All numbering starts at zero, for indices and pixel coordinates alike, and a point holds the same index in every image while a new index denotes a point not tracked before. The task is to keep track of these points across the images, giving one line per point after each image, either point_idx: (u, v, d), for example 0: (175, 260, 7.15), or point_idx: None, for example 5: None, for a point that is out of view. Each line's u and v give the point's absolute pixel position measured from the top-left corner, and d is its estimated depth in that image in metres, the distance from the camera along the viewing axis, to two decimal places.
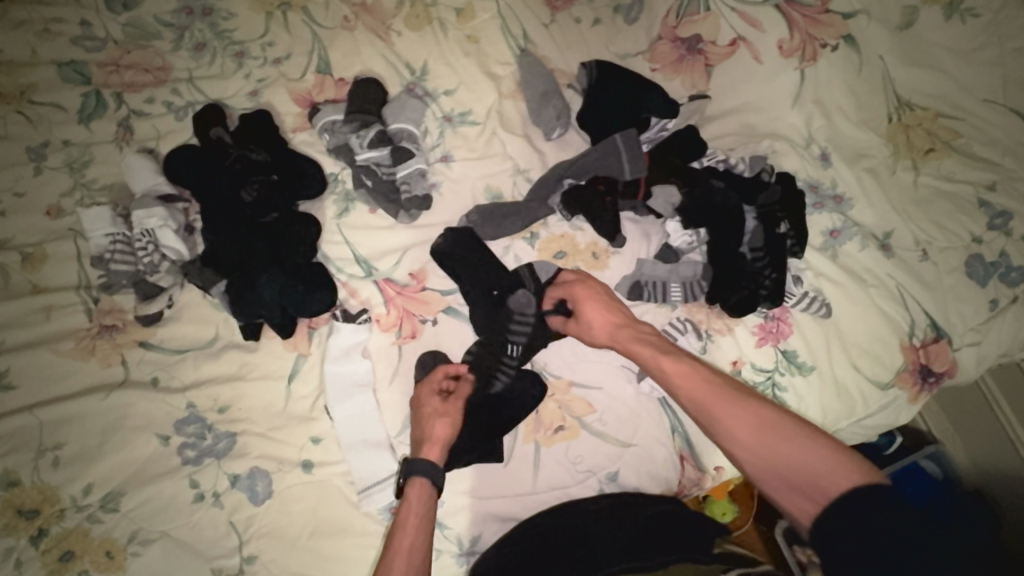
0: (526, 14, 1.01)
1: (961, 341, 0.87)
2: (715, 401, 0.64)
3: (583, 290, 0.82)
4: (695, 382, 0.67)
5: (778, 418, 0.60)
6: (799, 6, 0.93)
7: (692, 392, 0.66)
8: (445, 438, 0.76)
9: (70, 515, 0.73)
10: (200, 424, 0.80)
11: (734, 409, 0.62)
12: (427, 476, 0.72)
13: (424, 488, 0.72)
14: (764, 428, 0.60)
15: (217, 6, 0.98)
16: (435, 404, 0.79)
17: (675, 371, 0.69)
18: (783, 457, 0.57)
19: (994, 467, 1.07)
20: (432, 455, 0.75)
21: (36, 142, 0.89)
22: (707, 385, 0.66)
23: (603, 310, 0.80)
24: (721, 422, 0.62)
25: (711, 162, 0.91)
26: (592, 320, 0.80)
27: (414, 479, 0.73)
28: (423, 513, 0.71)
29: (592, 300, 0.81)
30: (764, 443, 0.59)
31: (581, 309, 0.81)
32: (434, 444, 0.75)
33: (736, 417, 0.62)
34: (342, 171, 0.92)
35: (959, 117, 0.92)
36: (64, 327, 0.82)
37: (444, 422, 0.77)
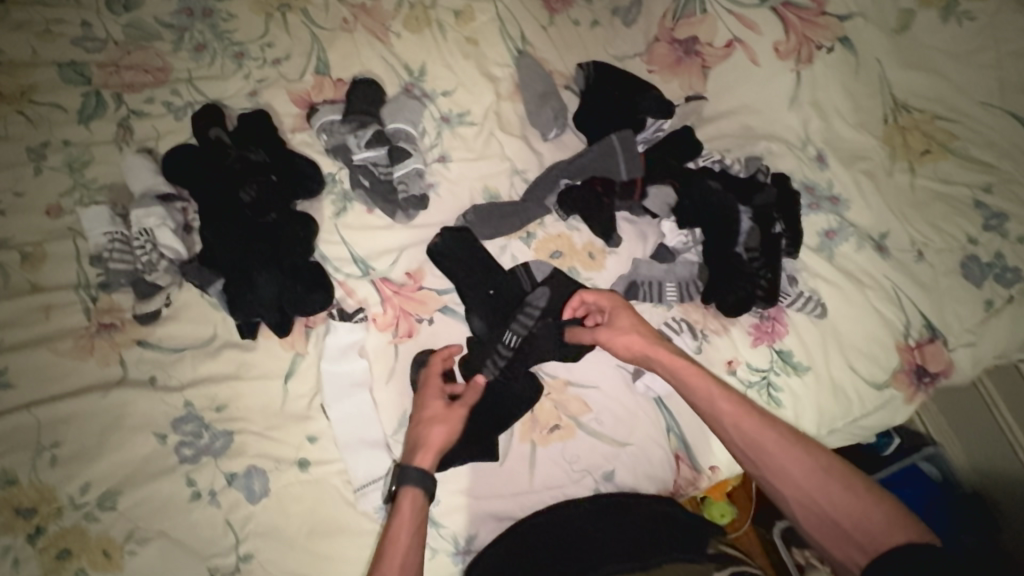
0: (523, 15, 1.01)
1: (958, 342, 0.87)
2: (773, 444, 0.69)
3: (616, 301, 0.83)
4: (752, 421, 0.71)
5: (832, 465, 0.67)
6: (795, 9, 0.94)
7: (751, 432, 0.70)
8: (440, 445, 0.76)
9: (68, 513, 0.73)
10: (197, 423, 0.80)
11: (795, 454, 0.68)
12: (419, 486, 0.72)
13: (416, 497, 0.72)
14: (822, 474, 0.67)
15: (217, 8, 0.99)
16: (435, 409, 0.78)
17: (731, 412, 0.72)
18: (841, 504, 0.65)
19: (993, 468, 1.07)
20: (424, 462, 0.74)
21: (37, 142, 0.89)
22: (764, 427, 0.70)
23: (638, 320, 0.81)
24: (782, 464, 0.68)
25: (707, 162, 0.92)
26: (627, 328, 0.80)
27: (406, 488, 0.72)
28: (415, 521, 0.70)
29: (628, 311, 0.82)
30: (823, 489, 0.66)
31: (616, 317, 0.81)
32: (428, 451, 0.75)
33: (795, 461, 0.68)
34: (340, 171, 0.92)
35: (956, 119, 0.92)
36: (63, 326, 0.82)
37: (441, 430, 0.76)
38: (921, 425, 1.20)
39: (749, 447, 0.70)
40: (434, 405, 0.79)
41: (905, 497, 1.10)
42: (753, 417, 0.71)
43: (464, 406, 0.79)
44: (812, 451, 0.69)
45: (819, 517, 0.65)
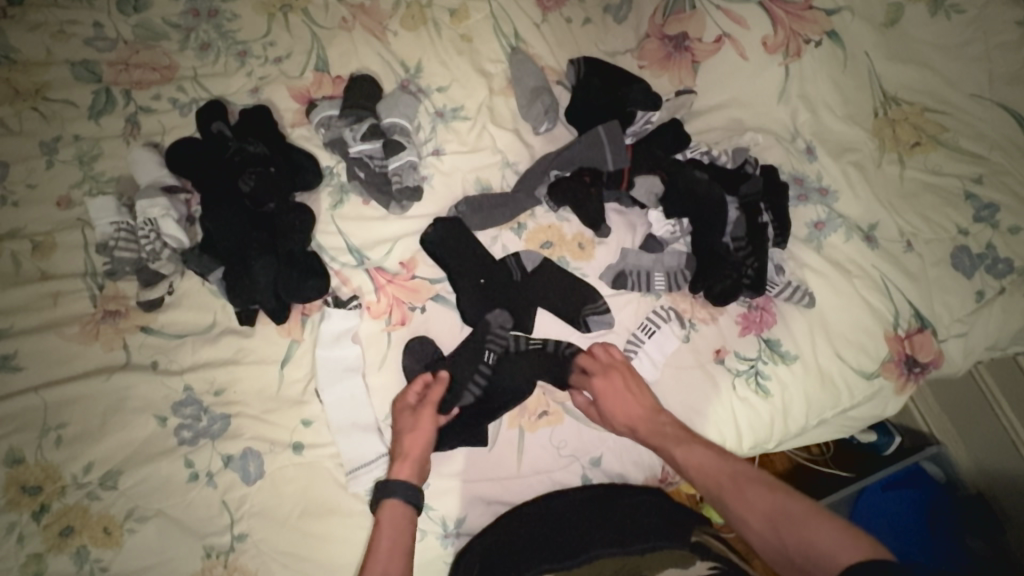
0: (517, 13, 1.04)
1: (947, 332, 0.87)
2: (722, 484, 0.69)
3: (607, 387, 0.81)
4: (702, 462, 0.73)
5: (783, 496, 0.64)
6: (784, 4, 0.95)
7: (699, 471, 0.72)
8: (418, 452, 0.77)
9: (71, 491, 0.76)
10: (196, 406, 0.82)
11: (745, 495, 0.67)
12: (397, 498, 0.73)
13: (395, 508, 0.74)
14: (774, 509, 0.64)
15: (222, 8, 1.02)
16: (406, 419, 0.80)
17: (686, 458, 0.74)
18: (790, 539, 0.61)
19: (999, 468, 1.06)
20: (404, 472, 0.76)
21: (49, 138, 0.93)
22: (712, 466, 0.72)
23: (626, 416, 0.80)
24: (732, 502, 0.68)
25: (695, 154, 0.94)
26: (616, 420, 0.81)
27: (386, 501, 0.74)
28: (397, 533, 0.72)
29: (618, 400, 0.80)
30: (774, 526, 0.63)
31: (604, 405, 0.81)
32: (406, 463, 0.76)
33: (745, 497, 0.67)
34: (337, 165, 0.96)
35: (945, 112, 0.93)
36: (70, 312, 0.85)
37: (415, 437, 0.78)
38: (923, 424, 1.18)
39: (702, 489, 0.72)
40: (405, 417, 0.81)
41: (908, 497, 1.09)
42: (704, 458, 0.73)
43: (433, 405, 0.81)
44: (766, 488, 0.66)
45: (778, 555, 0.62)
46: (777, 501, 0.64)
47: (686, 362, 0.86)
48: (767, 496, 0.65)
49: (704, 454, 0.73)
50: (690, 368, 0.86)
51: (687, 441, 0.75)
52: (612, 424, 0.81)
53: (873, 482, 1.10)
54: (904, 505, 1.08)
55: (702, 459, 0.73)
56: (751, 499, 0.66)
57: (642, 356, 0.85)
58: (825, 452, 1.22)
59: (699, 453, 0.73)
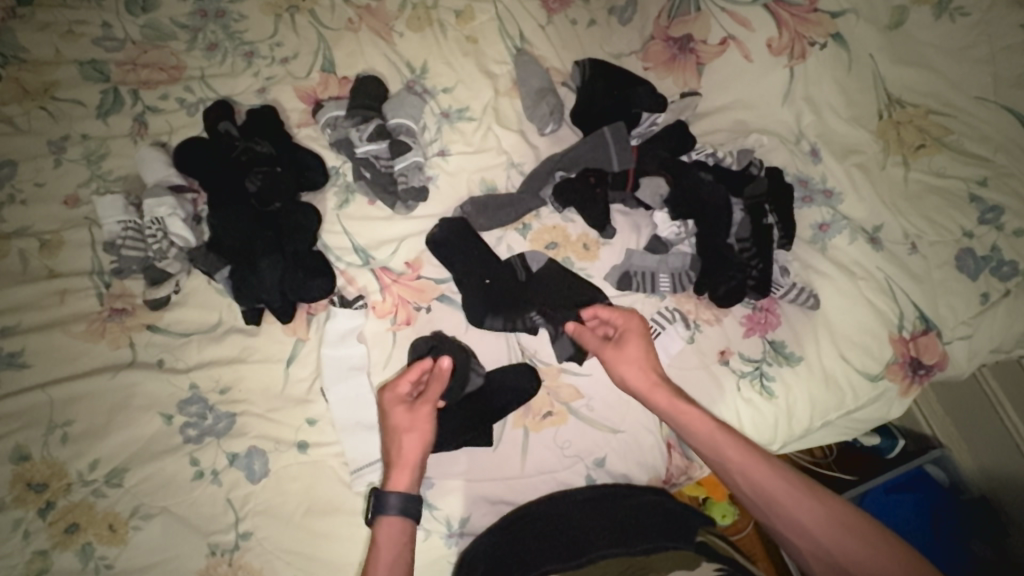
0: (522, 15, 1.04)
1: (952, 334, 0.87)
2: (783, 495, 0.70)
3: (633, 324, 0.83)
4: (758, 468, 0.72)
5: (837, 508, 0.68)
6: (788, 6, 0.95)
7: (758, 479, 0.71)
8: (416, 458, 0.76)
9: (77, 488, 0.76)
10: (201, 404, 0.83)
11: (796, 499, 0.69)
12: (395, 513, 0.72)
13: (393, 525, 0.72)
14: (835, 524, 0.67)
15: (229, 9, 1.03)
16: (401, 418, 0.77)
17: (732, 454, 0.73)
18: (855, 555, 0.65)
19: (1003, 471, 1.06)
20: (402, 482, 0.74)
21: (57, 137, 0.94)
22: (772, 475, 0.71)
23: (648, 353, 0.80)
24: (792, 512, 0.69)
25: (700, 156, 0.94)
26: (634, 358, 0.80)
27: (383, 517, 0.73)
28: (396, 549, 0.71)
29: (640, 337, 0.81)
30: (837, 541, 0.66)
31: (625, 341, 0.81)
32: (403, 471, 0.75)
33: (805, 508, 0.69)
34: (343, 165, 0.96)
35: (949, 114, 0.93)
36: (77, 310, 0.86)
37: (413, 441, 0.76)
38: (926, 426, 1.19)
39: (753, 492, 0.72)
40: (399, 414, 0.78)
41: (911, 500, 1.08)
42: (760, 463, 0.72)
43: (432, 403, 0.79)
44: (824, 500, 0.69)
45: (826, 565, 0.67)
46: (839, 516, 0.68)
47: (690, 363, 0.86)
48: (827, 509, 0.68)
49: (763, 462, 0.72)
50: (695, 368, 0.86)
51: (743, 444, 0.74)
52: (621, 367, 0.80)
53: (874, 487, 1.10)
54: (905, 509, 1.08)
55: (759, 466, 0.72)
56: (800, 504, 0.69)
57: None
58: (829, 455, 1.22)
59: (759, 462, 0.72)
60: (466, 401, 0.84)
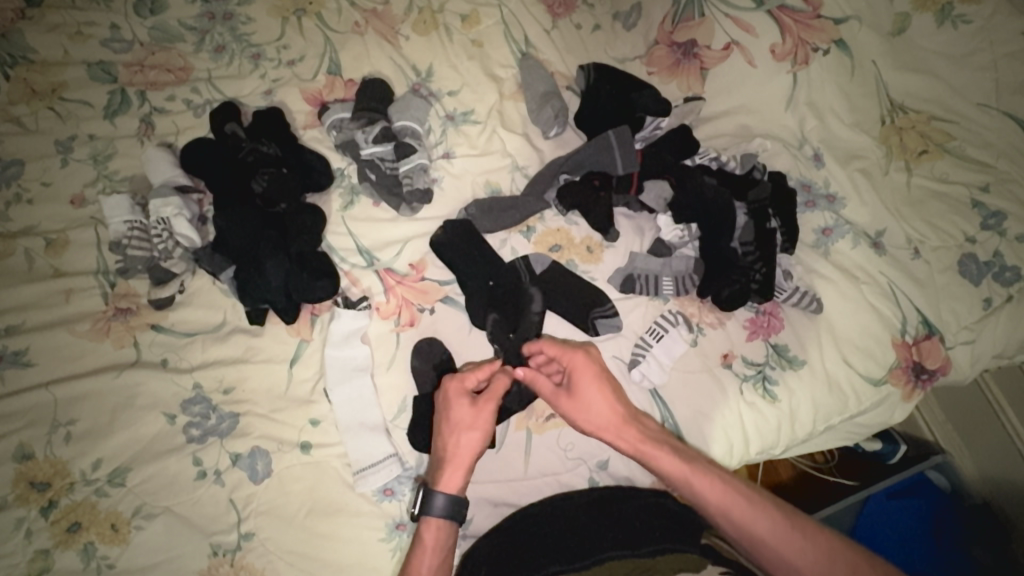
0: (527, 20, 1.05)
1: (955, 339, 0.87)
2: (770, 535, 0.68)
3: (578, 360, 0.78)
4: (739, 506, 0.70)
5: (821, 539, 0.68)
6: (791, 12, 0.96)
7: (743, 521, 0.70)
8: (472, 459, 0.75)
9: (79, 488, 0.76)
10: (205, 404, 0.83)
11: (780, 535, 0.68)
12: (446, 517, 0.73)
13: (441, 528, 0.73)
14: (823, 559, 0.66)
15: (236, 12, 1.04)
16: (465, 414, 0.76)
17: (713, 495, 0.71)
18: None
19: (1003, 477, 1.06)
20: (455, 484, 0.74)
21: (65, 137, 0.94)
22: (755, 515, 0.69)
23: (603, 395, 0.77)
24: (780, 552, 0.68)
25: (704, 160, 0.94)
26: (591, 401, 0.76)
27: (431, 519, 0.73)
28: (443, 552, 0.73)
29: (591, 376, 0.77)
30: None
31: (577, 386, 0.77)
32: (459, 472, 0.74)
33: (792, 547, 0.67)
34: (348, 167, 0.96)
35: (952, 120, 0.94)
36: (82, 309, 0.86)
37: (473, 442, 0.75)
38: (927, 432, 1.19)
39: (738, 532, 0.70)
40: (461, 410, 0.76)
41: (913, 506, 1.08)
42: (740, 501, 0.71)
43: (494, 400, 0.77)
44: (808, 533, 0.68)
45: None
46: (824, 548, 0.67)
47: (693, 366, 0.86)
48: (813, 544, 0.68)
49: (744, 502, 0.71)
50: (698, 372, 0.86)
51: (719, 483, 0.72)
52: (583, 414, 0.77)
53: (877, 491, 1.10)
54: (908, 515, 1.07)
55: (742, 507, 0.70)
56: (786, 539, 0.68)
57: (650, 360, 0.85)
58: (830, 460, 1.22)
59: (742, 503, 0.71)
60: None
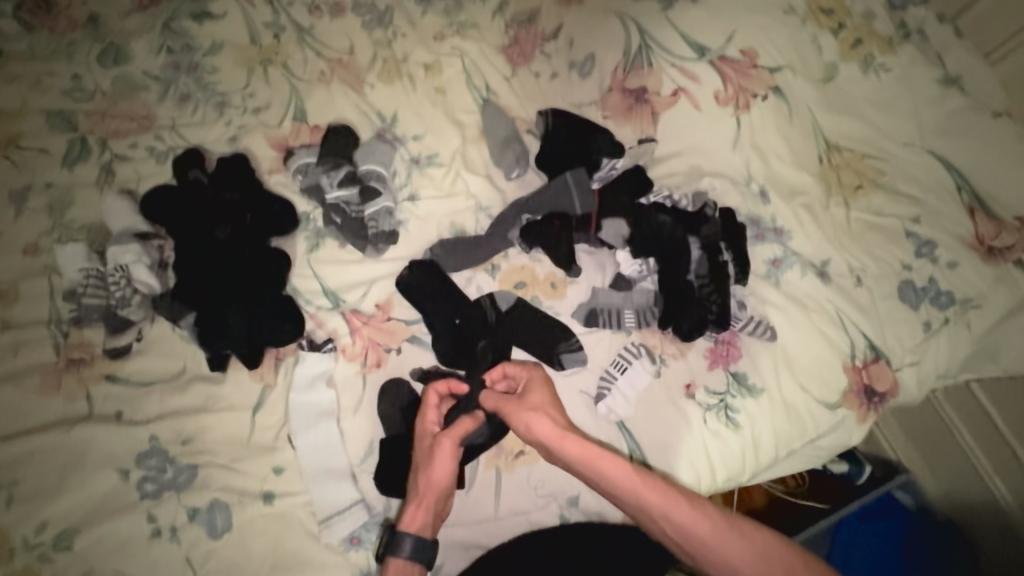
0: (489, 69, 1.11)
1: (901, 362, 0.92)
2: (709, 534, 0.65)
3: (537, 374, 0.82)
4: (680, 508, 0.67)
5: (761, 538, 0.65)
6: (731, 62, 1.02)
7: (683, 522, 0.67)
8: (433, 498, 0.74)
9: (20, 555, 0.71)
10: (161, 457, 0.79)
11: (722, 535, 0.65)
12: (404, 557, 0.71)
13: (403, 567, 0.71)
14: (761, 557, 0.63)
15: (202, 62, 1.05)
16: (423, 452, 0.77)
17: (652, 498, 0.68)
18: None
19: (963, 496, 1.09)
20: (416, 523, 0.73)
21: (20, 185, 0.93)
22: (693, 515, 0.67)
23: (551, 401, 0.79)
24: (718, 552, 0.64)
25: (658, 198, 0.99)
26: (539, 406, 0.78)
27: (392, 558, 0.72)
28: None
29: (544, 387, 0.80)
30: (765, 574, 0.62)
31: (528, 391, 0.80)
32: (420, 510, 0.74)
33: (730, 546, 0.64)
34: (314, 211, 0.97)
35: (882, 158, 1.02)
36: (32, 362, 0.82)
37: (432, 481, 0.74)
38: (891, 452, 1.23)
39: (679, 537, 0.66)
40: (423, 450, 0.77)
41: (882, 528, 1.10)
42: (681, 504, 0.68)
43: (454, 436, 0.76)
44: (746, 531, 0.65)
45: None
46: (761, 545, 0.64)
47: (658, 398, 0.88)
48: (748, 541, 0.65)
49: (684, 502, 0.68)
50: (663, 403, 0.88)
51: (660, 484, 0.69)
52: (521, 418, 0.77)
53: (850, 514, 1.11)
54: (880, 537, 1.10)
55: (681, 506, 0.67)
56: (726, 541, 0.65)
57: (615, 393, 0.87)
58: (801, 484, 1.24)
59: (682, 503, 0.68)
60: None
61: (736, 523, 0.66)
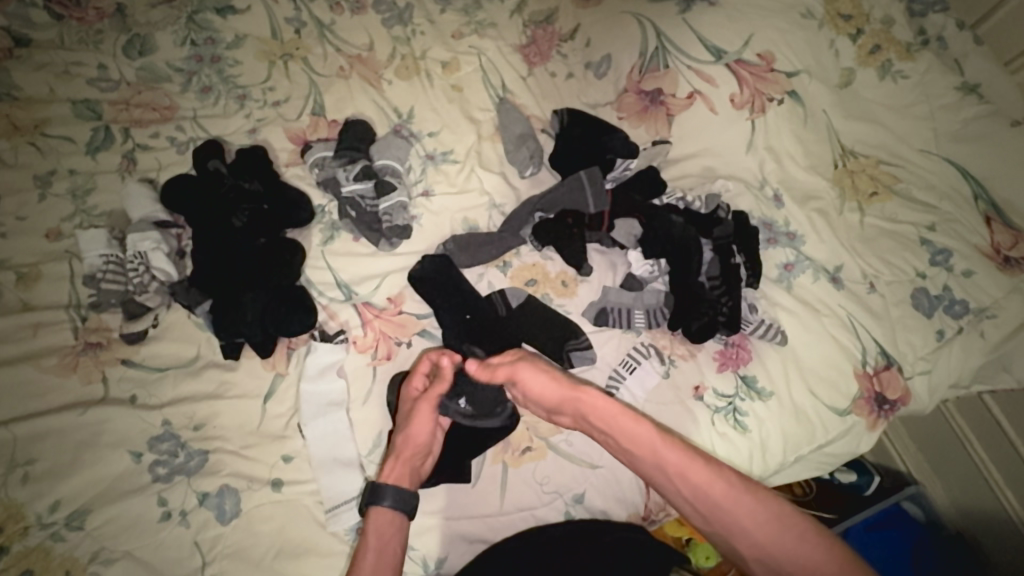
0: (505, 68, 1.11)
1: (912, 370, 0.92)
2: (723, 496, 0.69)
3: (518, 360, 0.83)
4: (697, 469, 0.71)
5: (776, 505, 0.68)
6: (747, 65, 1.02)
7: (699, 482, 0.70)
8: (411, 454, 0.77)
9: (34, 532, 0.72)
10: (174, 441, 0.81)
11: (737, 499, 0.69)
12: (387, 504, 0.72)
13: (384, 515, 0.72)
14: (773, 521, 0.67)
15: (224, 55, 1.07)
16: (404, 414, 0.80)
17: (667, 456, 0.73)
18: (790, 549, 0.65)
19: (975, 511, 1.07)
20: (394, 475, 0.75)
21: (44, 171, 0.95)
22: (708, 476, 0.70)
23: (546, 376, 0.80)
24: (731, 513, 0.68)
25: (671, 200, 0.99)
26: (535, 385, 0.80)
27: (375, 507, 0.73)
28: (384, 542, 0.70)
29: (528, 365, 0.81)
30: (774, 539, 0.66)
31: (520, 375, 0.81)
32: (397, 463, 0.76)
33: (744, 509, 0.68)
34: (329, 204, 0.99)
35: (898, 165, 1.02)
36: (50, 344, 0.84)
37: (409, 437, 0.78)
38: (902, 464, 1.21)
39: (694, 498, 0.71)
40: (404, 413, 0.80)
41: (890, 537, 1.09)
42: (698, 465, 0.71)
43: (431, 402, 0.79)
44: (759, 496, 0.69)
45: (770, 563, 0.66)
46: (773, 510, 0.67)
47: (666, 398, 0.88)
48: (762, 506, 0.68)
49: (701, 463, 0.72)
50: (671, 404, 0.88)
51: (679, 446, 0.73)
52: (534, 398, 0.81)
53: (856, 523, 1.10)
54: (889, 546, 1.08)
55: (697, 469, 0.71)
56: (740, 505, 0.68)
57: (624, 393, 0.87)
58: (808, 493, 1.20)
59: (698, 465, 0.71)
60: (456, 439, 0.83)
61: (751, 491, 0.69)
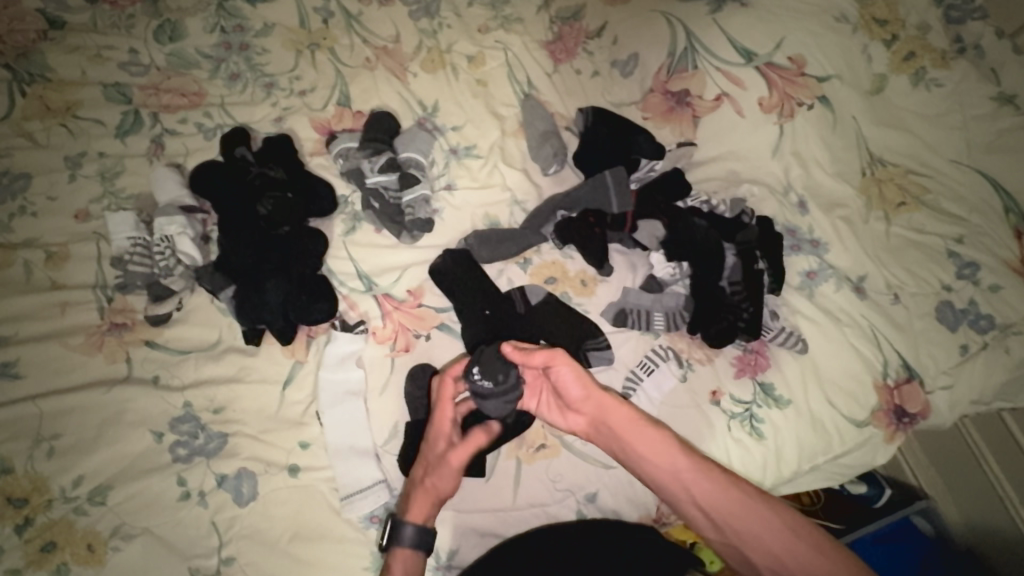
0: (531, 64, 1.11)
1: (934, 384, 0.90)
2: (738, 505, 0.71)
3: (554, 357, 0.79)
4: (710, 476, 0.73)
5: (790, 516, 0.70)
6: (777, 69, 1.01)
7: (714, 490, 0.72)
8: (438, 497, 0.76)
9: (57, 505, 0.74)
10: (194, 423, 0.82)
11: (751, 508, 0.70)
12: (408, 546, 0.73)
13: (407, 558, 0.74)
14: (789, 532, 0.68)
15: (253, 42, 1.08)
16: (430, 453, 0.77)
17: (682, 462, 0.74)
18: (806, 559, 0.66)
19: (988, 528, 1.06)
20: (420, 515, 0.75)
21: (75, 152, 0.96)
22: (723, 484, 0.72)
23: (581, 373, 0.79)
24: (745, 521, 0.70)
25: (695, 203, 0.99)
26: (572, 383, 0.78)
27: (396, 548, 0.74)
28: None
29: (567, 364, 0.78)
30: (789, 548, 0.67)
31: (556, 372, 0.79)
32: (424, 504, 0.75)
33: (759, 517, 0.70)
34: (353, 194, 1.00)
35: (927, 175, 1.00)
36: (76, 323, 0.86)
37: (438, 483, 0.75)
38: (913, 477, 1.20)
39: (708, 506, 0.71)
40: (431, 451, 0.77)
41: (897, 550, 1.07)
42: (712, 472, 0.73)
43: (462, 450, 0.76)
44: (775, 506, 0.71)
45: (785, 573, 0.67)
46: (788, 521, 0.69)
47: (682, 402, 0.88)
48: (777, 516, 0.70)
49: (715, 472, 0.73)
50: (687, 407, 0.87)
51: (694, 454, 0.75)
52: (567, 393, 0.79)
53: (864, 534, 1.08)
54: (896, 559, 1.07)
55: (713, 476, 0.73)
56: (755, 514, 0.70)
57: (640, 394, 0.87)
58: (816, 503, 1.20)
59: (713, 473, 0.73)
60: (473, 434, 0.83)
61: (765, 502, 0.71)
